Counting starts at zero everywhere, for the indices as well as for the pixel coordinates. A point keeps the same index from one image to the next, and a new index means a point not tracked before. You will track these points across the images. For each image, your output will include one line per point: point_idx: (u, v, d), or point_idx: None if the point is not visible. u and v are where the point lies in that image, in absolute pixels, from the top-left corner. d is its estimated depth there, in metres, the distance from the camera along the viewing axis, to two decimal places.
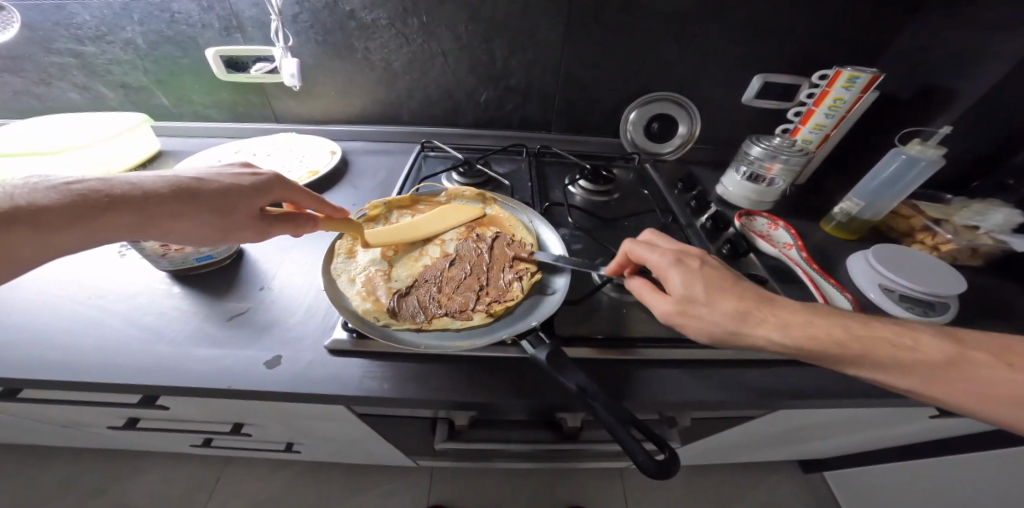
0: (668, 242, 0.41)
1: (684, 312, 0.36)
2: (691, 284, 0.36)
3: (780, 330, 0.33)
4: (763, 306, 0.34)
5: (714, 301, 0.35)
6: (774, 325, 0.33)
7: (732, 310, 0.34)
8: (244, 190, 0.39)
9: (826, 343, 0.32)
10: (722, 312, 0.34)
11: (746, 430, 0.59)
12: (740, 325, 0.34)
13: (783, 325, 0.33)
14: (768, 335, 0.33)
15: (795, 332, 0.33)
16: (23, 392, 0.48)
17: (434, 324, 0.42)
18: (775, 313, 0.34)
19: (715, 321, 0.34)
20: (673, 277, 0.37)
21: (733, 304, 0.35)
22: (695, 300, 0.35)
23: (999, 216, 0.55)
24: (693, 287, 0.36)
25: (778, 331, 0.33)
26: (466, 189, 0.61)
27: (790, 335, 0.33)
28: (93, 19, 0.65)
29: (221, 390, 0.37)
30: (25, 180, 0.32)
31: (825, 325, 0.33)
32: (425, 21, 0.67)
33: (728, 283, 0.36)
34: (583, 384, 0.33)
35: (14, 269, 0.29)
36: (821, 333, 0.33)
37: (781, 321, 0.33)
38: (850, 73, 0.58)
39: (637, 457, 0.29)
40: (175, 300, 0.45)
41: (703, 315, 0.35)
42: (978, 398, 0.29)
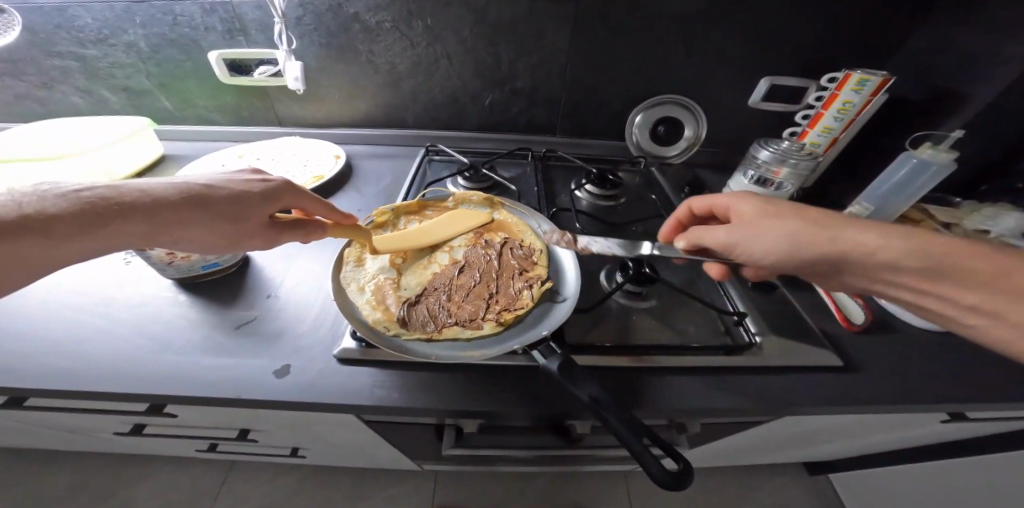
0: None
1: (758, 225, 0.38)
2: (762, 205, 0.40)
3: (886, 233, 0.34)
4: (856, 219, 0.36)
5: (792, 212, 0.37)
6: (869, 230, 0.34)
7: (812, 217, 0.37)
8: (255, 197, 0.38)
9: (957, 260, 0.31)
10: (801, 219, 0.37)
11: (756, 434, 0.59)
12: (827, 229, 0.35)
13: (888, 232, 0.34)
14: (872, 241, 0.34)
15: (906, 239, 0.33)
16: (30, 401, 0.48)
17: (445, 333, 0.42)
18: (875, 223, 0.35)
19: (793, 225, 0.37)
20: (745, 198, 0.42)
21: (821, 214, 0.37)
22: (773, 213, 0.38)
23: (1010, 220, 0.54)
24: (767, 205, 0.39)
25: (886, 235, 0.34)
26: (473, 194, 0.61)
27: (891, 237, 0.33)
28: (95, 22, 0.65)
29: (234, 400, 0.36)
30: (35, 188, 0.32)
31: (965, 247, 0.32)
32: (430, 23, 0.66)
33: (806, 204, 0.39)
34: (595, 395, 0.32)
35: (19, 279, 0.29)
36: (943, 246, 0.32)
37: (881, 227, 0.34)
38: (860, 76, 0.58)
39: (649, 467, 0.28)
40: (180, 308, 0.45)
41: (782, 223, 0.37)
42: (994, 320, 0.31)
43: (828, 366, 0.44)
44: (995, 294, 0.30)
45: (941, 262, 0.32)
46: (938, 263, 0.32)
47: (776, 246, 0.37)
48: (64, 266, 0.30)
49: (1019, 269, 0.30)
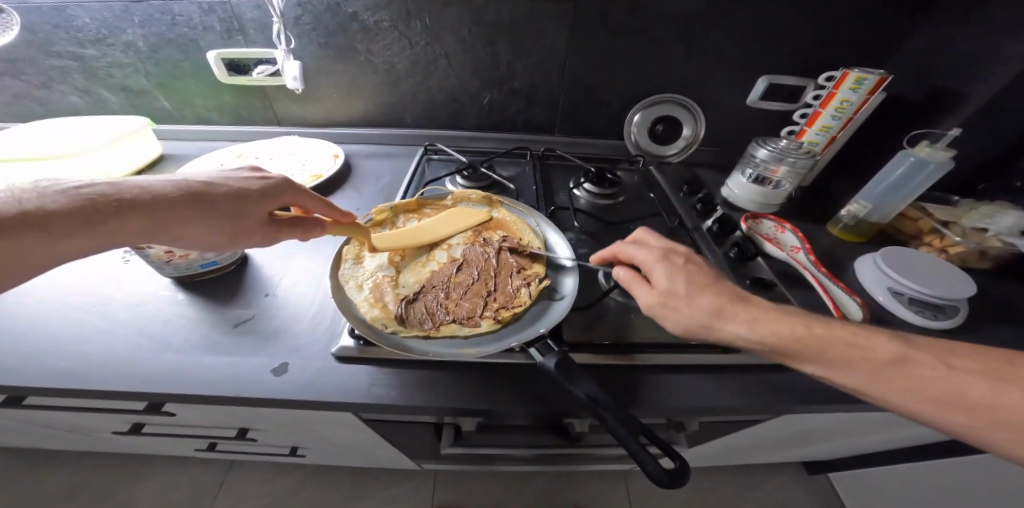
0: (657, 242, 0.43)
1: (662, 305, 0.37)
2: (670, 279, 0.37)
3: (749, 326, 0.34)
4: (736, 303, 0.35)
5: (694, 296, 0.36)
6: (744, 321, 0.34)
7: (703, 304, 0.35)
8: (254, 194, 0.39)
9: (787, 340, 0.32)
10: (698, 305, 0.35)
11: (754, 433, 0.59)
12: (713, 320, 0.35)
13: (751, 321, 0.34)
14: (737, 331, 0.34)
15: (761, 328, 0.33)
16: (29, 400, 0.48)
17: (442, 331, 0.42)
18: (748, 309, 0.34)
19: (686, 314, 0.35)
20: (656, 265, 0.39)
21: (710, 298, 0.35)
22: (677, 295, 0.36)
23: (1008, 219, 0.54)
24: (675, 282, 0.37)
25: (749, 327, 0.34)
26: (472, 193, 0.61)
27: (760, 331, 0.33)
28: (93, 22, 0.65)
29: (231, 398, 0.36)
30: (35, 184, 0.32)
31: (788, 323, 0.33)
32: (429, 23, 0.66)
33: (707, 282, 0.37)
34: (592, 393, 0.32)
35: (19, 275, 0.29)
36: (785, 329, 0.33)
37: (752, 316, 0.34)
38: (858, 74, 0.58)
39: (646, 466, 0.28)
40: (179, 307, 0.45)
41: (681, 309, 0.36)
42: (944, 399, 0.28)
43: None
44: (819, 368, 0.32)
45: (772, 344, 0.33)
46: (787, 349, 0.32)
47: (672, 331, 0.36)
48: (64, 262, 0.30)
49: (827, 340, 0.32)
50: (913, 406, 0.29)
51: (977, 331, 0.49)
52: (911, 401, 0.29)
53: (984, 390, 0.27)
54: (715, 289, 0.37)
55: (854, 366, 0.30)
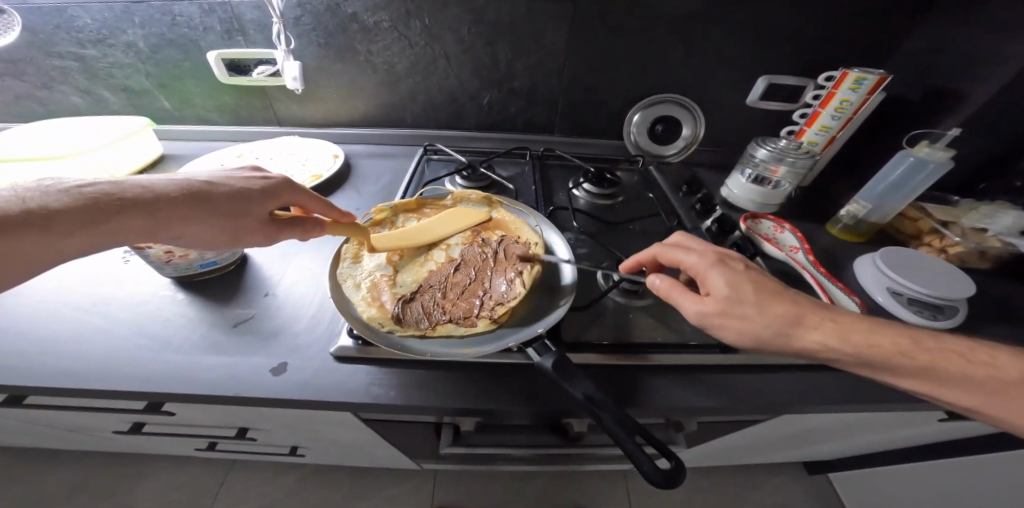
0: (701, 245, 0.42)
1: (727, 313, 0.35)
2: (733, 286, 0.36)
3: (830, 334, 0.34)
4: (813, 309, 0.35)
5: (763, 303, 0.35)
6: (823, 330, 0.34)
7: (777, 311, 0.35)
8: (255, 194, 0.39)
9: (890, 353, 0.33)
10: (767, 315, 0.35)
11: (754, 433, 0.59)
12: (790, 328, 0.34)
13: (836, 330, 0.34)
14: (820, 339, 0.34)
15: (846, 337, 0.33)
16: (30, 399, 0.49)
17: (438, 330, 0.42)
18: (827, 317, 0.34)
19: (758, 323, 0.34)
20: (713, 270, 0.38)
21: (781, 306, 0.35)
22: (743, 303, 0.35)
23: (1008, 218, 0.54)
24: (738, 290, 0.36)
25: (831, 336, 0.34)
26: (472, 193, 0.61)
27: (839, 339, 0.33)
28: (94, 23, 0.65)
29: (230, 398, 0.36)
30: (38, 182, 0.32)
31: (891, 337, 0.34)
32: (428, 23, 0.66)
33: (769, 288, 0.36)
34: (590, 393, 0.32)
35: (20, 274, 0.29)
36: (881, 342, 0.33)
37: (832, 325, 0.34)
38: (857, 74, 0.58)
39: (642, 465, 0.29)
40: (179, 307, 0.45)
41: (750, 316, 0.35)
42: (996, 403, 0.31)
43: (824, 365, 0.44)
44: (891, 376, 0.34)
45: (873, 356, 0.33)
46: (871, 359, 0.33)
47: (735, 339, 0.36)
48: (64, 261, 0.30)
49: (943, 355, 0.33)
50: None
51: (976, 330, 0.49)
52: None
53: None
54: (785, 296, 0.36)
55: (975, 382, 0.32)
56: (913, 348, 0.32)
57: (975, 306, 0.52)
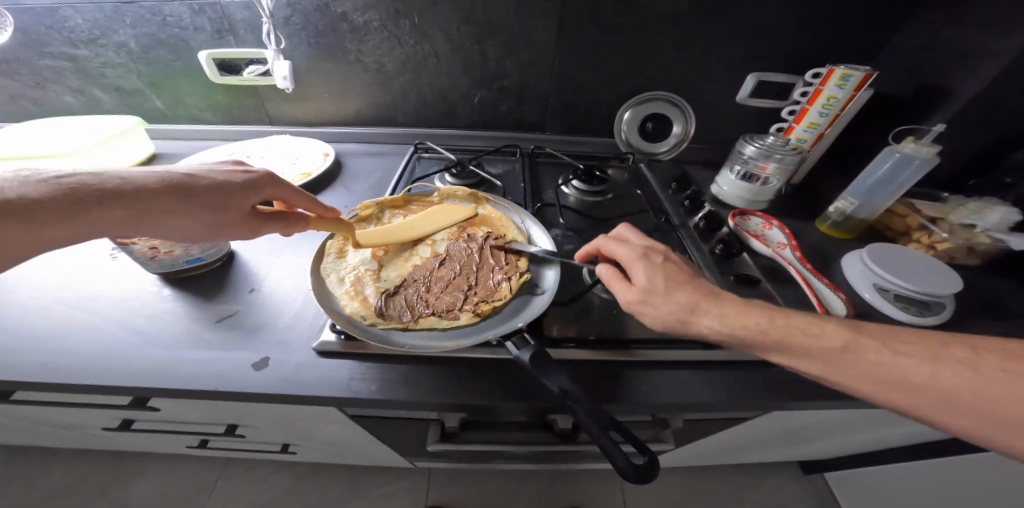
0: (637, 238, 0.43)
1: (643, 302, 0.36)
2: (649, 276, 0.37)
3: (723, 321, 0.34)
4: (713, 299, 0.35)
5: (671, 293, 0.35)
6: (716, 316, 0.34)
7: (683, 302, 0.35)
8: (236, 187, 0.39)
9: (764, 335, 0.32)
10: (673, 303, 0.35)
11: (743, 431, 0.59)
12: (688, 315, 0.35)
13: (725, 316, 0.34)
14: (711, 326, 0.34)
15: (732, 322, 0.33)
16: (18, 395, 0.49)
17: (421, 323, 0.42)
18: (720, 304, 0.34)
19: (664, 313, 0.35)
20: (635, 261, 0.38)
21: (689, 295, 0.35)
22: (656, 291, 0.36)
23: (995, 215, 0.54)
24: (655, 280, 0.36)
25: (723, 323, 0.34)
26: (458, 189, 0.61)
27: (730, 325, 0.33)
28: (86, 23, 0.66)
29: (213, 391, 0.37)
30: (16, 174, 0.32)
31: (756, 315, 0.34)
32: (417, 22, 0.67)
33: (685, 279, 0.37)
34: (565, 386, 0.32)
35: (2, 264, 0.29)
36: (751, 321, 0.33)
37: (724, 311, 0.34)
38: (843, 71, 0.58)
39: (616, 462, 0.29)
40: (166, 303, 0.45)
41: (657, 305, 0.35)
42: (872, 383, 0.29)
43: None
44: (780, 358, 0.33)
45: (745, 338, 0.33)
46: (745, 340, 0.33)
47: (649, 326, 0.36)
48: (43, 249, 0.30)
49: (788, 329, 0.32)
50: (866, 388, 0.30)
51: (964, 326, 0.49)
52: (865, 385, 0.29)
53: (920, 367, 0.28)
54: (695, 286, 0.36)
55: (815, 354, 0.31)
56: (806, 321, 0.33)
57: (963, 303, 0.52)
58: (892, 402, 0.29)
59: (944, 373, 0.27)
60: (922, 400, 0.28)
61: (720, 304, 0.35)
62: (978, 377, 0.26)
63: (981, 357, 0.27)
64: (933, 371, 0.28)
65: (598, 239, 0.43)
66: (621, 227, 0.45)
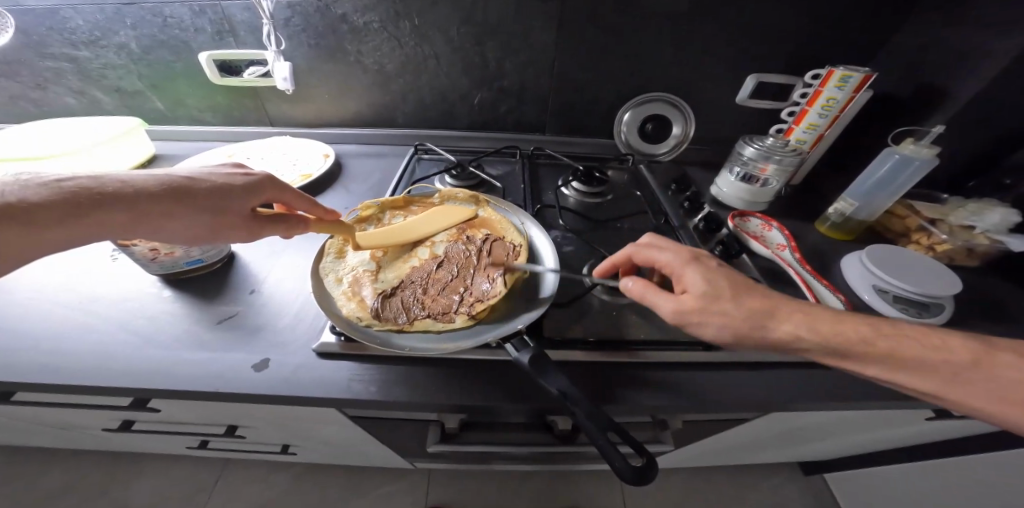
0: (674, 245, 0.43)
1: (705, 309, 0.35)
2: (708, 281, 0.37)
3: (806, 327, 0.34)
4: (786, 303, 0.35)
5: (737, 298, 0.35)
6: (798, 321, 0.34)
7: (753, 306, 0.35)
8: (235, 190, 0.39)
9: (864, 343, 0.33)
10: (745, 308, 0.35)
11: (743, 432, 0.59)
12: (763, 321, 0.34)
13: (808, 321, 0.34)
14: (796, 331, 0.34)
15: (822, 330, 0.34)
16: (18, 396, 0.49)
17: (416, 325, 0.42)
18: (801, 310, 0.35)
19: (736, 318, 0.35)
20: (688, 266, 0.38)
21: (759, 300, 0.36)
22: (717, 298, 0.35)
23: (994, 216, 0.54)
24: (716, 284, 0.36)
25: (805, 327, 0.34)
26: (459, 191, 0.61)
27: (814, 330, 0.34)
28: (86, 24, 0.66)
29: (212, 393, 0.37)
30: (17, 177, 0.33)
31: (851, 323, 0.34)
32: (417, 23, 0.67)
33: (740, 283, 0.37)
34: (563, 388, 0.33)
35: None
36: (846, 329, 0.34)
37: (807, 316, 0.34)
38: (842, 72, 0.58)
39: (614, 462, 0.29)
40: (165, 304, 0.45)
41: (728, 311, 0.35)
42: (999, 399, 0.30)
43: (809, 363, 0.44)
44: (880, 370, 0.33)
45: (841, 346, 0.33)
46: (840, 348, 0.33)
47: (715, 335, 0.36)
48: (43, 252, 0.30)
49: (901, 340, 0.33)
50: (988, 406, 0.30)
51: (963, 327, 0.49)
52: (990, 401, 0.30)
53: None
54: (756, 290, 0.37)
55: (933, 367, 0.32)
56: (922, 333, 0.33)
57: (962, 303, 0.52)
58: (1020, 423, 0.30)
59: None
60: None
61: (806, 310, 0.35)
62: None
63: None
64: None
65: (631, 247, 0.43)
66: (649, 234, 0.45)
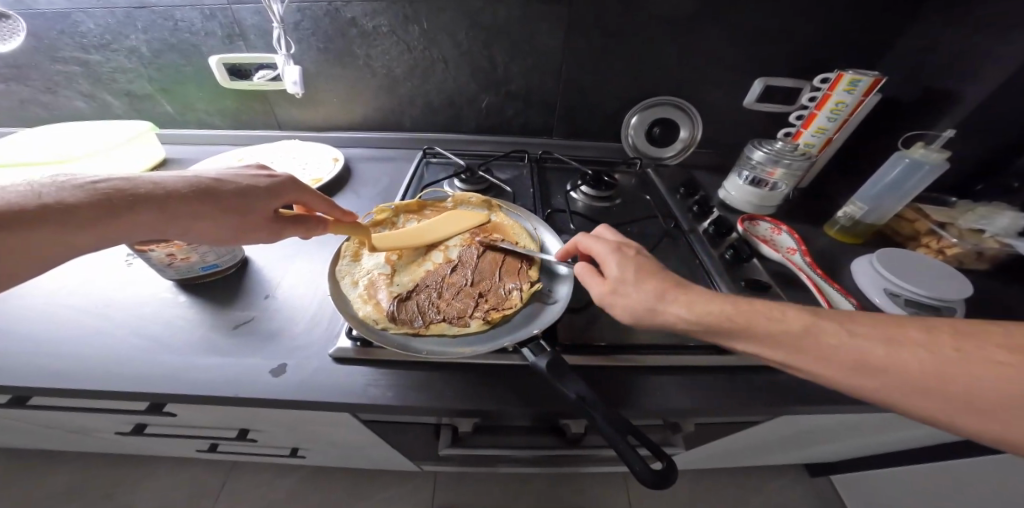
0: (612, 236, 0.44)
1: (614, 291, 0.37)
2: (621, 267, 0.38)
3: (685, 307, 0.34)
4: (679, 287, 0.35)
5: (640, 282, 0.36)
6: (684, 303, 0.34)
7: (653, 287, 0.36)
8: (261, 191, 0.39)
9: (724, 320, 0.32)
10: (644, 290, 0.36)
11: (754, 435, 0.59)
12: (656, 303, 0.35)
13: (690, 302, 0.34)
14: (678, 313, 0.34)
15: (699, 308, 0.33)
16: (34, 400, 0.49)
17: (432, 329, 0.43)
18: (687, 291, 0.35)
19: (637, 300, 0.36)
20: (607, 254, 0.40)
21: (658, 282, 0.36)
22: (626, 279, 0.37)
23: (1004, 219, 0.55)
24: (625, 270, 0.38)
25: (687, 309, 0.34)
26: (472, 195, 0.62)
27: (697, 310, 0.33)
28: (97, 28, 0.66)
29: (227, 398, 0.37)
30: (54, 179, 0.33)
31: (717, 301, 0.33)
32: (425, 27, 0.67)
33: (654, 269, 0.38)
34: (582, 393, 0.33)
35: (35, 264, 0.30)
36: (715, 308, 0.33)
37: (688, 299, 0.34)
38: (852, 76, 0.58)
39: (633, 466, 0.29)
40: (180, 309, 0.46)
41: (629, 294, 0.36)
42: (841, 368, 0.28)
43: None
44: (747, 344, 0.32)
45: (709, 324, 0.33)
46: (709, 325, 0.33)
47: (618, 315, 0.37)
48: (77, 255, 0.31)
49: (750, 314, 0.32)
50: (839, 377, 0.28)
51: None
52: (841, 372, 0.28)
53: (879, 349, 0.27)
54: (663, 275, 0.37)
55: (776, 339, 0.31)
56: (768, 306, 0.32)
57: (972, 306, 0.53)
58: (856, 386, 0.28)
59: (898, 353, 0.26)
60: (895, 386, 0.26)
61: (686, 293, 0.35)
62: (931, 358, 0.25)
63: (936, 336, 0.26)
64: (887, 353, 0.27)
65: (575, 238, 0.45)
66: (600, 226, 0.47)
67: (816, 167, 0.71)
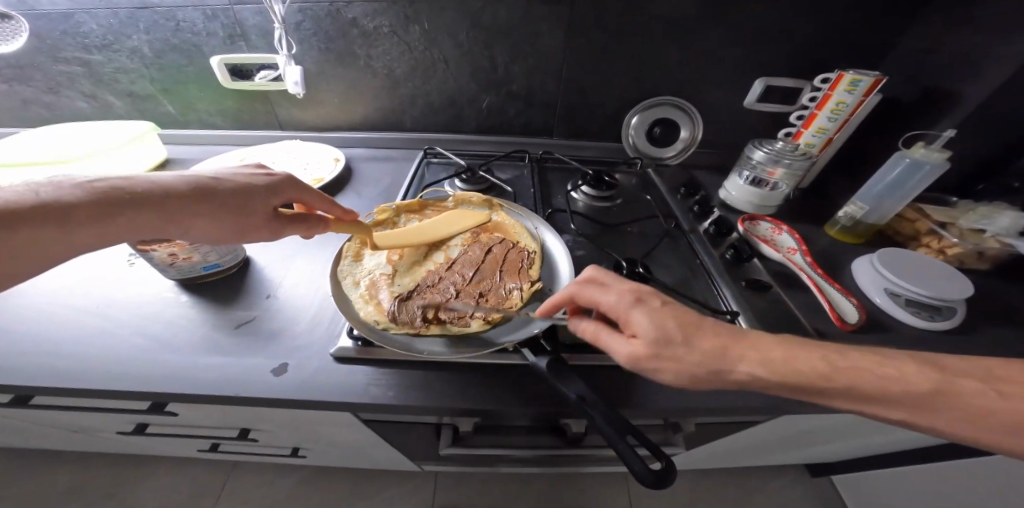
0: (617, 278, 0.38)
1: (659, 355, 0.32)
2: (657, 324, 0.32)
3: (759, 367, 0.30)
4: (735, 340, 0.32)
5: (690, 339, 0.31)
6: (756, 361, 0.30)
7: (709, 346, 0.31)
8: (260, 190, 0.40)
9: (809, 376, 0.29)
10: (699, 351, 0.31)
11: (754, 435, 0.59)
12: (723, 365, 0.31)
13: (763, 359, 0.30)
14: (750, 372, 0.30)
15: (777, 364, 0.30)
16: (37, 400, 0.49)
17: (432, 329, 0.43)
18: (751, 346, 0.31)
19: (691, 364, 0.31)
20: (631, 308, 0.33)
21: (712, 338, 0.32)
22: (672, 340, 0.31)
23: (1005, 219, 0.54)
24: (664, 326, 0.32)
25: (760, 367, 0.30)
26: (473, 195, 0.62)
27: (774, 367, 0.30)
28: (100, 28, 0.67)
29: (229, 397, 0.37)
30: (52, 179, 0.33)
31: (797, 354, 0.31)
32: (426, 27, 0.67)
33: (693, 319, 0.33)
34: (582, 393, 0.33)
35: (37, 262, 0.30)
36: (797, 363, 0.30)
37: (762, 354, 0.30)
38: (853, 76, 0.58)
39: (632, 466, 0.29)
40: (182, 309, 0.46)
41: (680, 356, 0.31)
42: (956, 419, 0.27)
43: None
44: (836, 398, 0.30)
45: (793, 379, 0.30)
46: (790, 380, 0.30)
47: (669, 379, 0.32)
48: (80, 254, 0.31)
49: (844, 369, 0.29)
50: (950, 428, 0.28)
51: (976, 331, 0.49)
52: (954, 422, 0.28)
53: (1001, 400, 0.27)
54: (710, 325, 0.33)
55: (879, 394, 0.29)
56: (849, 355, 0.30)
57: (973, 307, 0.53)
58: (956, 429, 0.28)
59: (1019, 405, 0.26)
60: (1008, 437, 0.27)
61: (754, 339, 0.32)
62: None
63: None
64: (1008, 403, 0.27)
65: (570, 287, 0.38)
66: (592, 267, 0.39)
67: (816, 167, 0.71)
